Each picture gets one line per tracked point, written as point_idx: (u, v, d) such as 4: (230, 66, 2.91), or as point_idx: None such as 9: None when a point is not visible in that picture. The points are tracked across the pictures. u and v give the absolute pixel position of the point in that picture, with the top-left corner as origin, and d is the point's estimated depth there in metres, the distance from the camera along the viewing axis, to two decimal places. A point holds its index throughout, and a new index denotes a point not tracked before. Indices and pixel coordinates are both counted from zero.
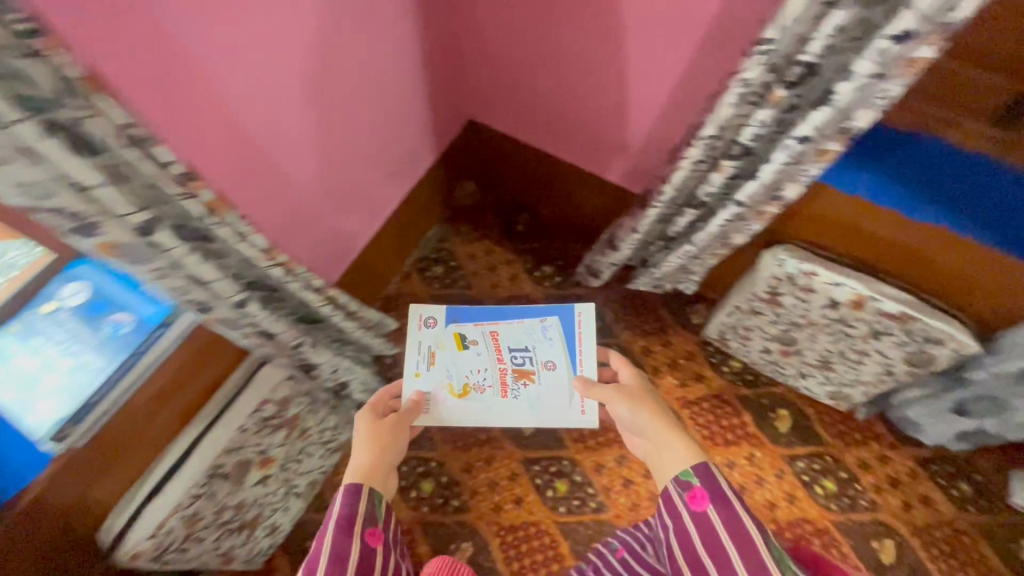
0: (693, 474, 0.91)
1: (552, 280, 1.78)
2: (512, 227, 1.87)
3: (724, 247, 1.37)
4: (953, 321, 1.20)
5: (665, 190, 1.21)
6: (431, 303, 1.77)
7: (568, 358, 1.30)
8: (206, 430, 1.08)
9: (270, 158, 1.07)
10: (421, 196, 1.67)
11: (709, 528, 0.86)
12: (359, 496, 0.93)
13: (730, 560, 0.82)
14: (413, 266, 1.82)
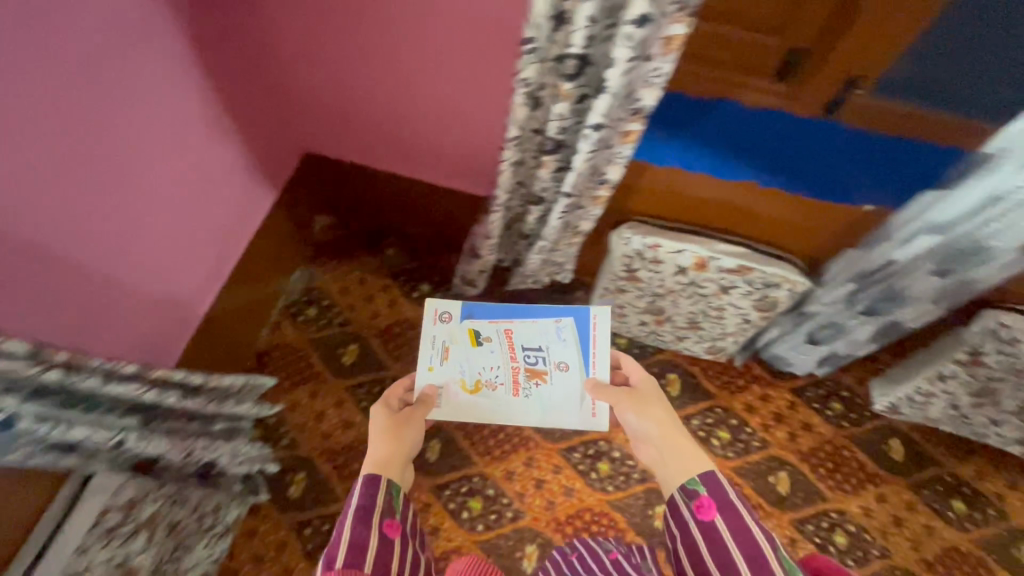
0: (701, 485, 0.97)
1: (431, 298, 1.75)
2: (382, 252, 1.81)
3: (576, 235, 1.39)
4: (784, 264, 1.30)
5: (499, 195, 1.21)
6: (310, 349, 1.68)
7: (577, 353, 1.35)
8: (33, 565, 0.94)
9: (40, 244, 0.91)
10: (271, 242, 1.57)
11: (718, 534, 0.91)
12: (378, 488, 0.98)
13: (734, 561, 0.87)
14: (284, 314, 1.71)
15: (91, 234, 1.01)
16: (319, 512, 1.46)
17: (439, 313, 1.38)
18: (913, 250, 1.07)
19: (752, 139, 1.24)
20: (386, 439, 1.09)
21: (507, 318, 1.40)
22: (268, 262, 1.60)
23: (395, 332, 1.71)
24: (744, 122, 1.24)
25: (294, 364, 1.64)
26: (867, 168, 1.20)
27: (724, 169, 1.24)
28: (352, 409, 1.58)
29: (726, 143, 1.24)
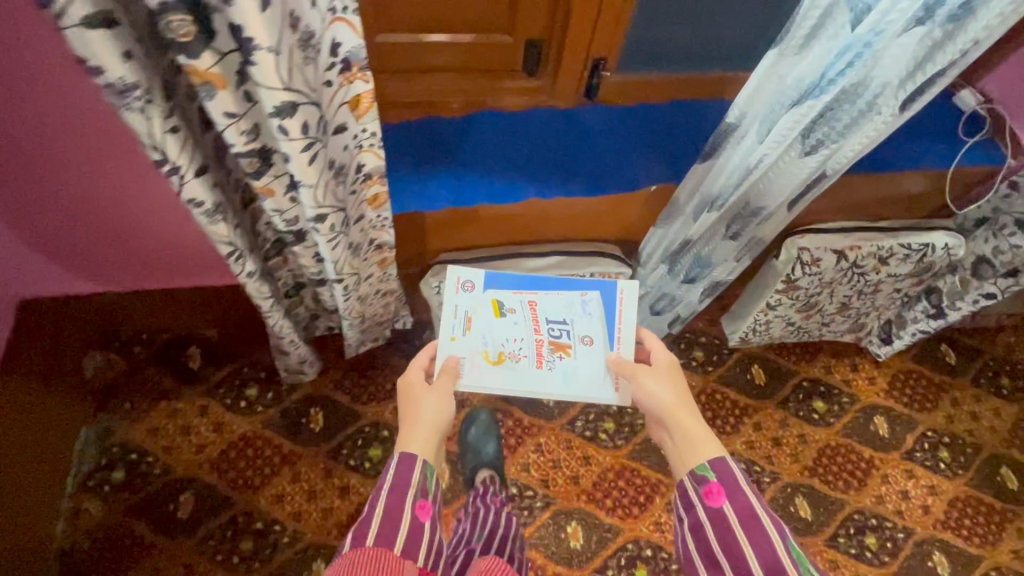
0: (714, 474, 0.82)
1: (263, 400, 1.51)
2: (186, 368, 1.52)
3: (386, 295, 1.22)
4: (602, 259, 1.25)
5: (263, 304, 0.98)
6: (130, 519, 1.37)
7: (602, 329, 1.12)
8: None
9: None
10: (15, 423, 1.22)
11: (731, 526, 0.78)
12: (414, 466, 0.86)
13: (749, 563, 0.74)
14: (82, 492, 1.37)
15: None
16: None
17: (461, 284, 1.13)
18: (702, 226, 1.05)
19: (524, 144, 1.12)
20: (414, 420, 0.93)
21: (528, 290, 1.18)
22: (26, 445, 1.25)
23: (234, 456, 1.45)
24: (507, 129, 1.13)
25: (116, 544, 1.34)
26: (645, 138, 1.13)
27: (508, 187, 1.08)
28: (207, 566, 1.34)
29: (499, 155, 1.10)
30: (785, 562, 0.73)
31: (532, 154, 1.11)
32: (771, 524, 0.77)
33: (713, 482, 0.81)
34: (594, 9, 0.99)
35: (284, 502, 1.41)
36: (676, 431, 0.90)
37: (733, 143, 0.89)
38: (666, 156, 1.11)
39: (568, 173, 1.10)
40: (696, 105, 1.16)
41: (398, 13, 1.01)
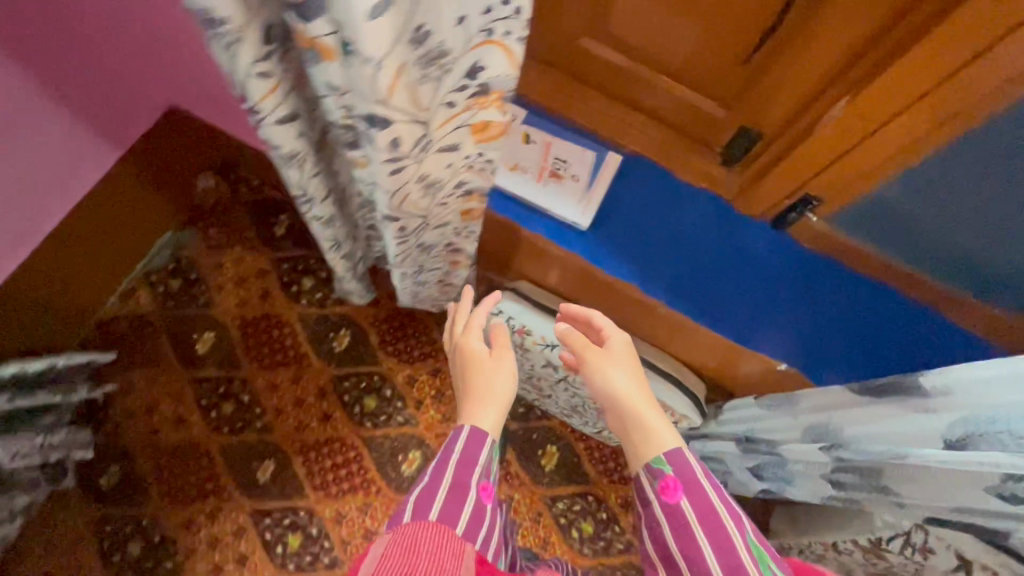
0: (665, 464, 0.66)
1: (311, 297, 1.54)
2: (271, 231, 1.58)
3: (458, 256, 0.94)
4: (683, 394, 1.04)
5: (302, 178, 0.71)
6: (165, 324, 1.49)
7: (591, 176, 0.94)
8: None
9: None
10: (118, 205, 1.34)
11: (684, 526, 0.65)
12: (482, 443, 0.76)
13: (708, 563, 0.62)
14: (140, 281, 1.50)
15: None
16: (124, 509, 1.35)
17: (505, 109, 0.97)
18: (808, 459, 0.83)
19: (634, 222, 0.94)
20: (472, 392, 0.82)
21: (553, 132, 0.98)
22: (115, 226, 1.36)
23: (262, 328, 1.52)
24: (665, 188, 0.96)
25: (135, 348, 1.46)
26: (794, 288, 0.92)
27: (609, 256, 0.92)
28: (195, 408, 1.44)
29: (619, 218, 0.94)
30: (747, 560, 0.62)
31: (665, 228, 0.94)
32: (730, 514, 0.65)
33: (666, 474, 0.66)
34: (841, 146, 0.78)
35: (276, 392, 1.47)
36: (635, 425, 0.70)
37: (865, 420, 0.76)
38: (812, 320, 0.90)
39: (676, 275, 0.92)
40: (886, 295, 0.92)
41: (626, 11, 0.82)
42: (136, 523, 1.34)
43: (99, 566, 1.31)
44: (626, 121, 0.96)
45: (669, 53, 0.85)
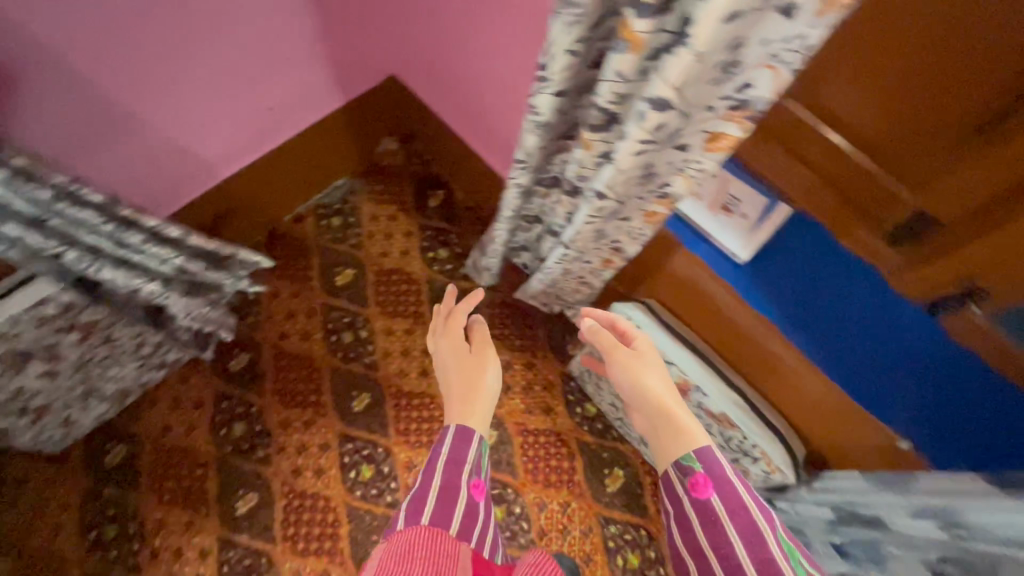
0: (696, 458, 0.71)
1: (442, 266, 1.70)
2: (425, 201, 1.78)
3: (613, 255, 1.04)
4: (781, 445, 1.08)
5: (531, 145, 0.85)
6: (318, 252, 1.70)
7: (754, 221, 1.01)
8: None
9: (64, 59, 0.95)
10: (322, 143, 1.58)
11: (714, 523, 0.67)
12: (470, 441, 0.88)
13: (739, 559, 0.63)
14: (310, 211, 1.73)
15: (100, 52, 0.99)
16: (240, 394, 1.53)
17: None
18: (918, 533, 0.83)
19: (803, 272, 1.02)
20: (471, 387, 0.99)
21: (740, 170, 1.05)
22: (311, 158, 1.60)
23: (394, 279, 1.69)
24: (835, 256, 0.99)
25: (289, 263, 1.68)
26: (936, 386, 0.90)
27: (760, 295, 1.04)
28: (321, 329, 1.62)
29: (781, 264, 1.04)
30: (779, 558, 0.61)
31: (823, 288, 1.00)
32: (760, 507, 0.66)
33: (694, 469, 0.71)
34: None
35: (390, 338, 1.62)
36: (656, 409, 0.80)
37: (988, 508, 0.73)
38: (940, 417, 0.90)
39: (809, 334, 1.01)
40: None
41: (842, 76, 0.80)
42: (245, 409, 1.52)
43: (206, 434, 1.49)
44: (807, 180, 0.93)
45: (873, 128, 0.81)
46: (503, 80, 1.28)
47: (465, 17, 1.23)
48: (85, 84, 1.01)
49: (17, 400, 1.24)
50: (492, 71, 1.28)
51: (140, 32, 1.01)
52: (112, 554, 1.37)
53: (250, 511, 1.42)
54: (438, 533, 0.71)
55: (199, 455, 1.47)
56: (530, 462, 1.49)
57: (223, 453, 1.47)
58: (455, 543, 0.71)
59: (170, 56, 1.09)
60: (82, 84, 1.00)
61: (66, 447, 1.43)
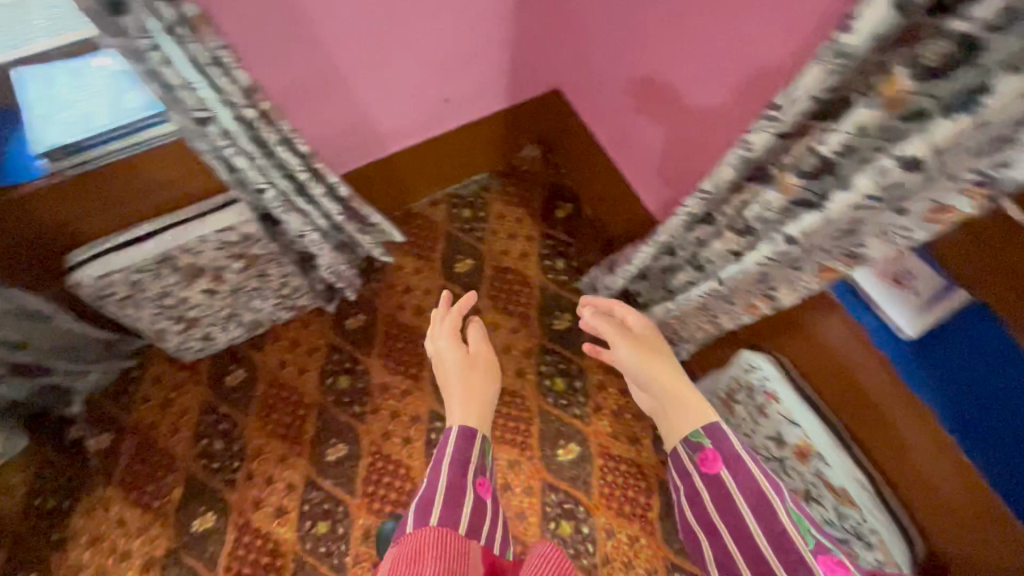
0: (706, 436, 0.95)
1: (557, 275, 1.74)
2: (552, 211, 1.83)
3: (764, 304, 1.03)
4: (900, 538, 1.03)
5: (722, 176, 0.89)
6: (444, 236, 1.79)
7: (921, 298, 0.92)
8: (186, 219, 1.24)
9: (312, 26, 1.08)
10: (476, 138, 1.68)
11: (720, 493, 0.90)
12: (472, 437, 1.02)
13: (750, 527, 0.85)
14: (446, 198, 1.84)
15: (342, 26, 1.12)
16: (351, 350, 1.64)
17: None
18: None
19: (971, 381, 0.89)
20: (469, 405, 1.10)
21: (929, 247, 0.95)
22: (462, 150, 1.70)
23: (509, 278, 1.75)
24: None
25: (417, 241, 1.78)
26: None
27: (932, 388, 0.92)
28: (433, 308, 1.70)
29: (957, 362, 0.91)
30: (791, 529, 0.82)
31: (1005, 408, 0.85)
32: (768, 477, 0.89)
33: (706, 446, 0.94)
34: None
35: (494, 332, 1.67)
36: (672, 399, 1.03)
37: None
38: None
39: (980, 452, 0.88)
40: None
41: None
42: (352, 365, 1.62)
43: (315, 379, 1.60)
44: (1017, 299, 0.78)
45: None
46: (674, 117, 1.30)
47: (651, 53, 1.25)
48: (319, 49, 1.13)
49: (178, 309, 1.39)
50: (665, 107, 1.30)
51: (376, 18, 1.14)
52: (215, 466, 1.50)
53: (338, 460, 1.51)
54: (448, 534, 0.84)
55: (305, 396, 1.58)
56: (607, 486, 1.49)
57: (325, 401, 1.58)
58: (464, 539, 0.85)
59: (389, 39, 1.21)
60: (315, 49, 1.12)
61: (198, 360, 1.59)
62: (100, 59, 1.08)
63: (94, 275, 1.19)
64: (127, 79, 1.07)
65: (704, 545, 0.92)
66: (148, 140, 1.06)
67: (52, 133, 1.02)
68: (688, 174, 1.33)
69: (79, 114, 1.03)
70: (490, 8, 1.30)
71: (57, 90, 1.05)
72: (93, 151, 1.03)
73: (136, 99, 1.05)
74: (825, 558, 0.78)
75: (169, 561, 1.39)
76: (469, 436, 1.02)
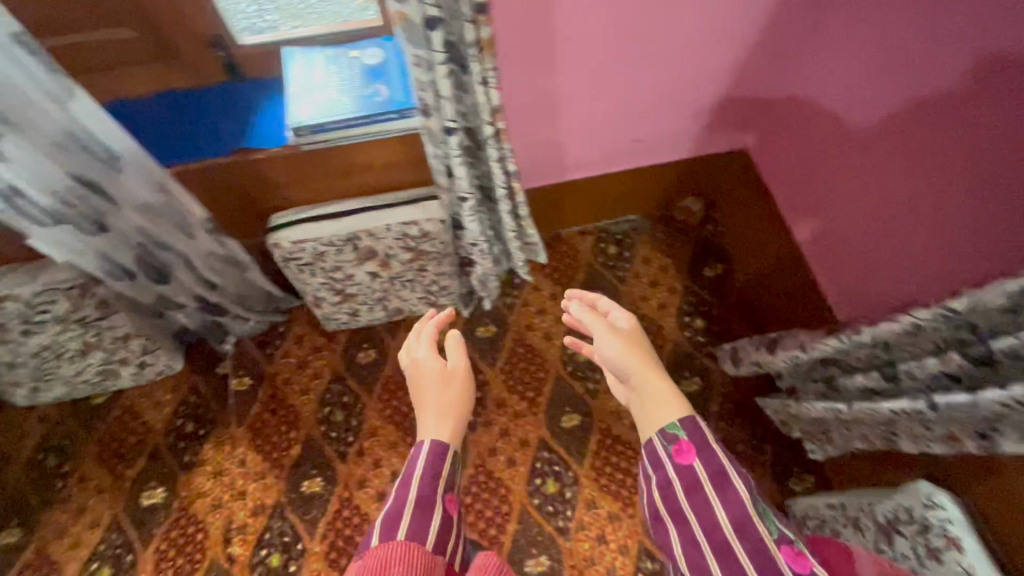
0: (681, 427, 0.83)
1: (693, 335, 1.68)
2: (700, 268, 1.77)
3: (977, 445, 0.92)
4: None
5: (984, 297, 0.82)
6: (585, 268, 1.79)
7: None
8: (380, 205, 1.32)
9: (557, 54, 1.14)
10: (644, 181, 1.66)
11: (692, 485, 0.80)
12: (441, 451, 0.93)
13: (718, 521, 0.77)
14: (595, 231, 1.83)
15: (582, 60, 1.17)
16: (475, 358, 1.66)
17: None
18: None
19: None
20: (436, 418, 0.98)
21: None
22: (627, 189, 1.69)
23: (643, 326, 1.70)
24: None
25: (558, 267, 1.79)
26: None
27: None
28: (561, 337, 1.69)
29: None
30: (756, 520, 0.76)
31: None
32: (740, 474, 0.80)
33: (681, 438, 0.82)
34: None
35: None
36: (648, 389, 0.88)
37: None
38: None
39: None
40: None
41: None
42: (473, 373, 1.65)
43: None
44: None
45: None
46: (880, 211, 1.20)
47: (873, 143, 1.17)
48: (552, 76, 1.19)
49: (341, 283, 1.47)
50: (867, 204, 1.20)
51: (611, 55, 1.18)
52: (332, 435, 1.57)
53: None
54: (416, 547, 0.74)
55: None
56: None
57: None
58: (431, 555, 0.75)
59: (610, 77, 1.24)
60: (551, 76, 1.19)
61: (337, 332, 1.68)
62: (353, 50, 1.18)
63: (291, 238, 1.29)
64: (375, 72, 1.15)
65: (669, 532, 0.82)
66: (387, 131, 1.14)
67: (306, 109, 1.10)
68: (878, 280, 1.22)
69: (330, 96, 1.12)
70: (710, 63, 1.28)
71: (311, 71, 1.14)
72: (342, 133, 1.13)
73: (384, 92, 1.13)
74: (792, 549, 0.74)
75: (275, 514, 1.47)
76: (444, 449, 0.93)
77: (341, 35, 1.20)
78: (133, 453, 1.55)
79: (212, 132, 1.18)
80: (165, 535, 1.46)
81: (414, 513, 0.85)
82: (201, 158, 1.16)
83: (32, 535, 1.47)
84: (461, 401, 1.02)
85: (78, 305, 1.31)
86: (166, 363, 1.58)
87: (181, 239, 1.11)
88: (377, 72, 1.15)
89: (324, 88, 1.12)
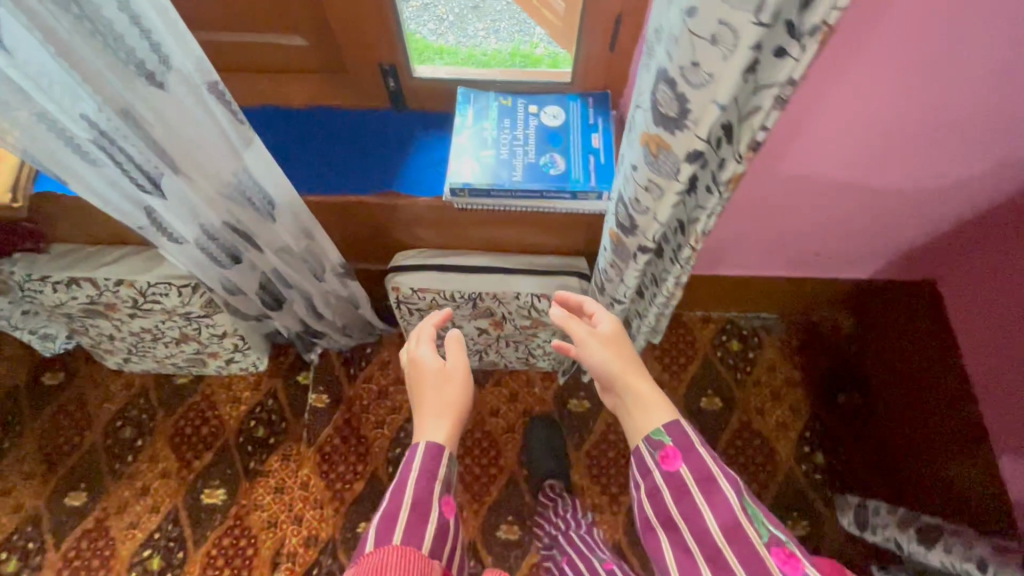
0: (666, 434, 0.66)
1: (811, 470, 1.47)
2: (834, 393, 1.55)
3: None
4: None
5: None
6: (701, 360, 1.60)
7: None
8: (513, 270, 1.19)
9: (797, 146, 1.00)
10: (797, 285, 1.46)
11: (680, 496, 0.63)
12: (437, 454, 0.76)
13: (709, 532, 0.59)
14: (719, 320, 1.64)
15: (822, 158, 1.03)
16: (561, 433, 1.53)
17: None
18: None
19: None
20: (432, 407, 0.81)
21: None
22: (774, 288, 1.48)
23: (753, 443, 1.51)
24: None
25: (670, 351, 1.61)
26: None
27: None
28: None
29: None
30: (744, 522, 0.58)
31: None
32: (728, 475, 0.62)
33: (665, 444, 0.65)
34: None
35: None
36: (630, 393, 0.73)
37: None
38: None
39: None
40: None
41: None
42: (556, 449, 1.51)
43: (517, 444, 1.52)
44: None
45: None
46: None
47: None
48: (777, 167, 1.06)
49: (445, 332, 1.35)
50: None
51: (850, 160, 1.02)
52: None
53: (507, 542, 1.42)
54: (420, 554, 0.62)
55: (501, 456, 1.50)
56: None
57: (517, 471, 1.49)
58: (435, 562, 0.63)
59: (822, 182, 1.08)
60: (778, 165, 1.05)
61: None
62: (534, 106, 1.04)
63: (411, 286, 1.18)
64: (554, 137, 1.01)
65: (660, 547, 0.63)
66: (553, 207, 1.00)
67: (470, 168, 0.97)
68: None
69: (500, 158, 0.99)
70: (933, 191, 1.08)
71: (484, 124, 1.02)
72: (503, 201, 0.99)
73: (561, 163, 0.98)
74: (784, 553, 0.56)
75: (326, 549, 1.40)
76: (436, 450, 0.76)
77: (523, 84, 1.06)
78: (203, 445, 1.52)
79: (363, 164, 1.08)
80: (218, 541, 1.42)
81: (411, 508, 0.69)
82: (345, 191, 1.06)
83: (97, 503, 1.47)
84: (461, 392, 0.84)
85: (187, 300, 1.25)
86: (253, 360, 1.53)
87: (309, 279, 1.05)
88: (557, 138, 1.01)
89: (496, 147, 0.99)
